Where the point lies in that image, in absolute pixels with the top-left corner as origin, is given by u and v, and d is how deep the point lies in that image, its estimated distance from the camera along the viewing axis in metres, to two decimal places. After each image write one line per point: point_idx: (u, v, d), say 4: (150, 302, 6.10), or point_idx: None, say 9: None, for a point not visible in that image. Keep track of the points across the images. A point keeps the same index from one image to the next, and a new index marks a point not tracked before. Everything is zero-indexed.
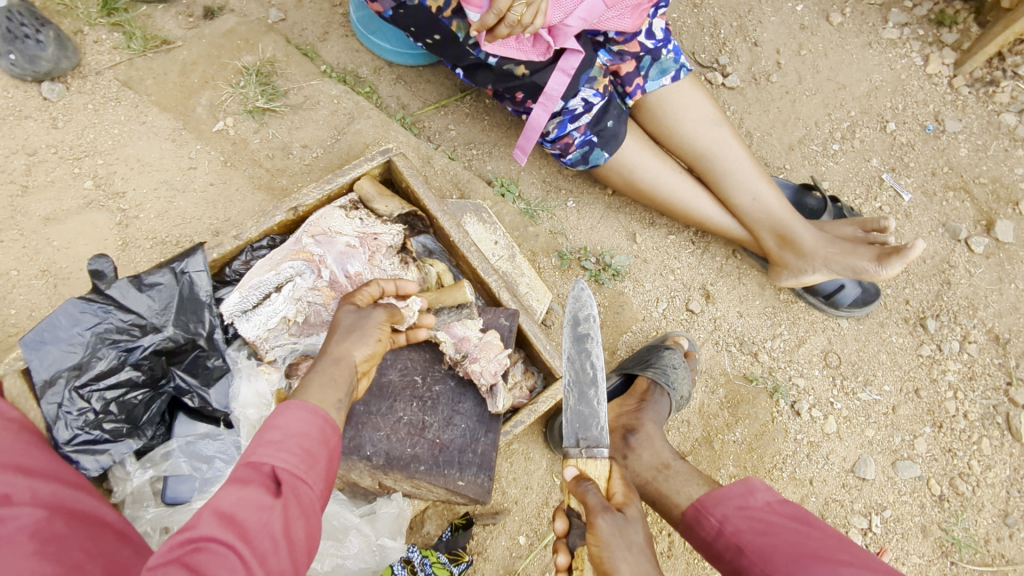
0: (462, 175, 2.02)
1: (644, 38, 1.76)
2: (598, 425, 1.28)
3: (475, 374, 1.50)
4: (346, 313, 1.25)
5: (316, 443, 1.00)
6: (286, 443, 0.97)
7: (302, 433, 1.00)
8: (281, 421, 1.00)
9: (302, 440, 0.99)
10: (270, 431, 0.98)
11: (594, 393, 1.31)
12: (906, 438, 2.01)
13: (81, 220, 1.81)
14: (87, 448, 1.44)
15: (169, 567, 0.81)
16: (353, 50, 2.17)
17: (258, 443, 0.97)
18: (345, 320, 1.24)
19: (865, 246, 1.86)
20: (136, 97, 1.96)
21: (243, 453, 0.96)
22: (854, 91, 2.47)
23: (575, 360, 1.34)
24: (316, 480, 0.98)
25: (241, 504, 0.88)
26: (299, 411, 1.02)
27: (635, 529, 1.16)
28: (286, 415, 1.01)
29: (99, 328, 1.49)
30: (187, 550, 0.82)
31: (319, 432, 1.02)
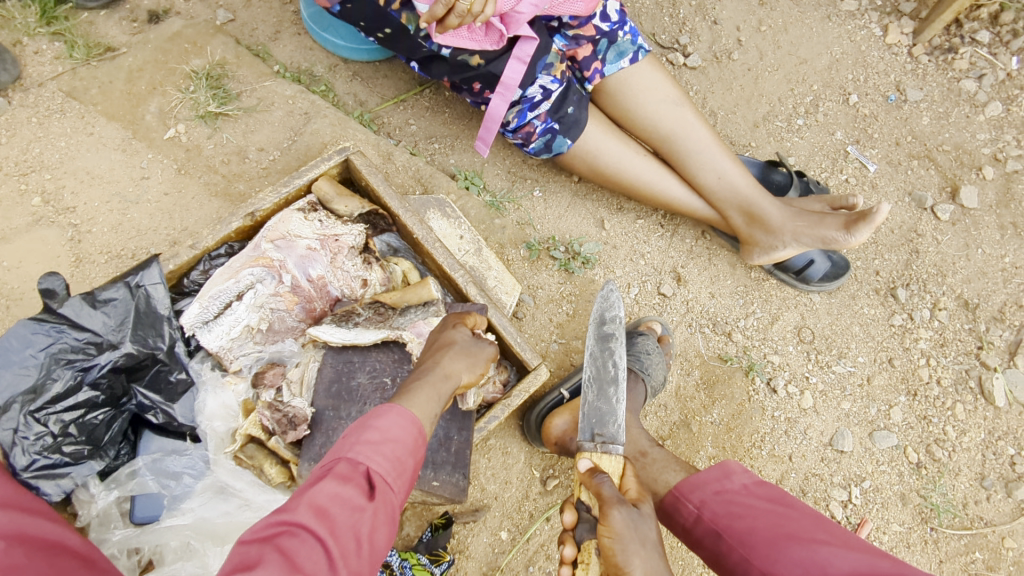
0: (425, 171, 1.99)
1: (599, 21, 1.73)
2: (615, 422, 1.34)
3: None
4: (467, 338, 1.33)
5: (408, 451, 1.01)
6: (383, 446, 0.98)
7: (398, 440, 1.00)
8: (383, 421, 1.01)
9: (398, 446, 0.99)
10: (371, 429, 0.99)
11: (614, 392, 1.37)
12: (882, 408, 2.02)
13: (32, 237, 1.76)
14: (47, 473, 1.40)
15: (262, 547, 0.83)
16: (306, 49, 2.12)
17: (358, 439, 0.98)
18: (461, 342, 1.31)
19: (831, 216, 1.86)
20: (82, 108, 1.89)
21: (342, 448, 0.97)
22: (816, 65, 2.46)
23: (598, 358, 1.41)
24: (403, 487, 0.99)
25: (334, 501, 0.89)
26: (399, 415, 1.03)
27: (648, 525, 1.15)
28: (389, 416, 1.02)
29: (53, 349, 1.44)
30: (279, 536, 0.84)
31: (413, 441, 1.02)
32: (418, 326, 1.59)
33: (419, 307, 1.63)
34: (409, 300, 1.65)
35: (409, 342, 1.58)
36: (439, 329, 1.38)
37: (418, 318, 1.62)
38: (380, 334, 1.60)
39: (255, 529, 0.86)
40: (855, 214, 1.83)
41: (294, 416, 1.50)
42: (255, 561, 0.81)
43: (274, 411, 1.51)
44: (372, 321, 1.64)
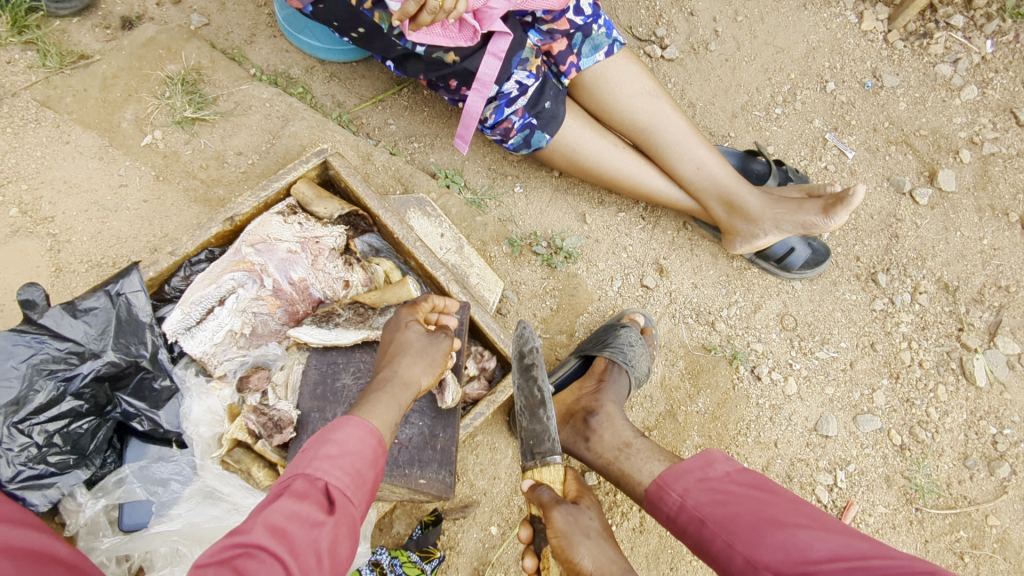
0: (404, 170, 2.00)
1: (573, 15, 1.74)
2: (550, 437, 1.40)
3: None
4: (420, 337, 1.35)
5: (366, 464, 1.04)
6: (340, 461, 1.01)
7: (356, 453, 1.03)
8: (340, 437, 1.04)
9: (355, 460, 1.03)
10: (328, 446, 1.02)
11: (543, 411, 1.43)
12: (865, 392, 2.05)
13: (10, 249, 1.75)
14: (33, 484, 1.40)
15: (220, 568, 0.85)
16: (282, 51, 2.11)
17: (315, 456, 1.01)
18: (416, 342, 1.33)
19: (810, 202, 1.88)
20: (57, 117, 1.88)
21: (299, 465, 1.00)
22: (792, 54, 2.48)
23: (523, 388, 1.49)
24: (363, 500, 1.02)
25: (293, 518, 0.91)
26: (356, 430, 1.07)
27: (590, 517, 1.25)
28: (345, 431, 1.05)
29: (34, 359, 1.43)
30: (238, 556, 0.86)
31: (371, 453, 1.06)
32: None
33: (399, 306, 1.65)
34: (388, 298, 1.65)
35: None
36: (393, 327, 1.39)
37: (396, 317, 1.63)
38: (359, 334, 1.61)
39: (213, 550, 0.87)
40: (832, 199, 1.85)
41: (280, 419, 1.51)
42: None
43: (259, 415, 1.51)
44: (351, 321, 1.64)
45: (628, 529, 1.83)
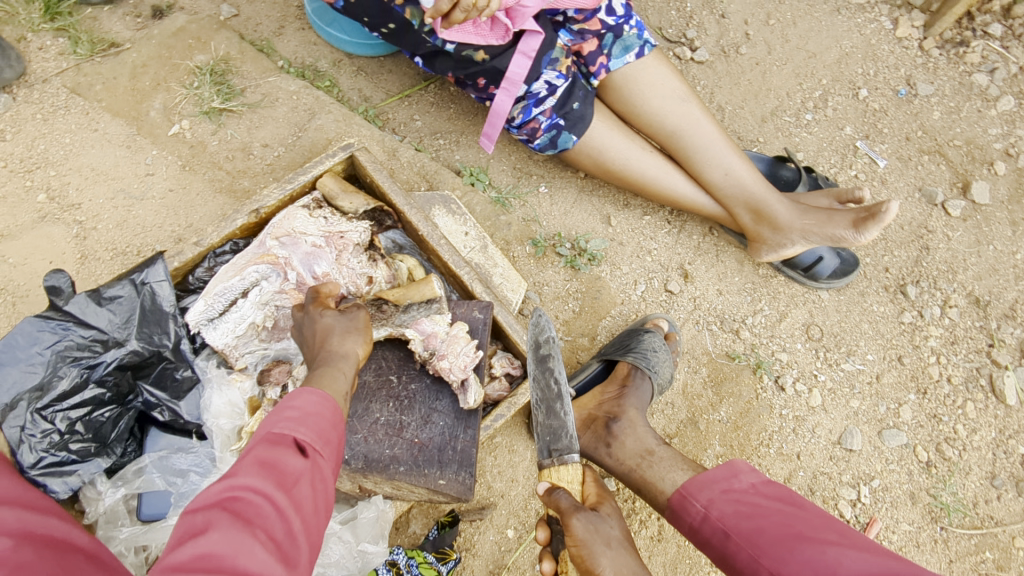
0: (430, 166, 1.98)
1: (604, 15, 1.71)
2: (568, 434, 1.36)
3: (445, 369, 1.49)
4: (331, 318, 1.27)
5: (332, 423, 1.00)
6: (306, 419, 0.96)
7: (320, 413, 0.99)
8: (298, 401, 0.99)
9: (320, 418, 0.99)
10: (289, 409, 0.97)
11: (561, 407, 1.38)
12: (891, 406, 2.01)
13: (37, 234, 1.76)
14: (54, 471, 1.40)
15: (208, 513, 0.81)
16: (310, 44, 2.11)
17: (279, 417, 0.96)
18: (334, 322, 1.26)
19: (840, 214, 1.82)
20: (86, 104, 1.89)
21: (262, 428, 0.95)
22: (825, 59, 2.43)
23: (540, 380, 1.42)
24: (334, 455, 0.98)
25: (274, 463, 0.88)
26: (312, 394, 1.01)
27: (611, 525, 1.23)
28: (302, 397, 1.00)
29: (59, 346, 1.44)
30: (223, 501, 0.82)
31: (333, 415, 1.01)
32: (421, 324, 1.54)
33: (422, 304, 1.58)
34: (414, 297, 1.58)
35: (412, 340, 1.52)
36: (306, 323, 1.30)
37: (419, 317, 1.56)
38: (382, 332, 1.53)
39: (196, 501, 0.83)
40: (863, 210, 1.78)
41: None
42: (203, 527, 0.79)
43: None
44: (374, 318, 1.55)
45: (646, 538, 1.80)
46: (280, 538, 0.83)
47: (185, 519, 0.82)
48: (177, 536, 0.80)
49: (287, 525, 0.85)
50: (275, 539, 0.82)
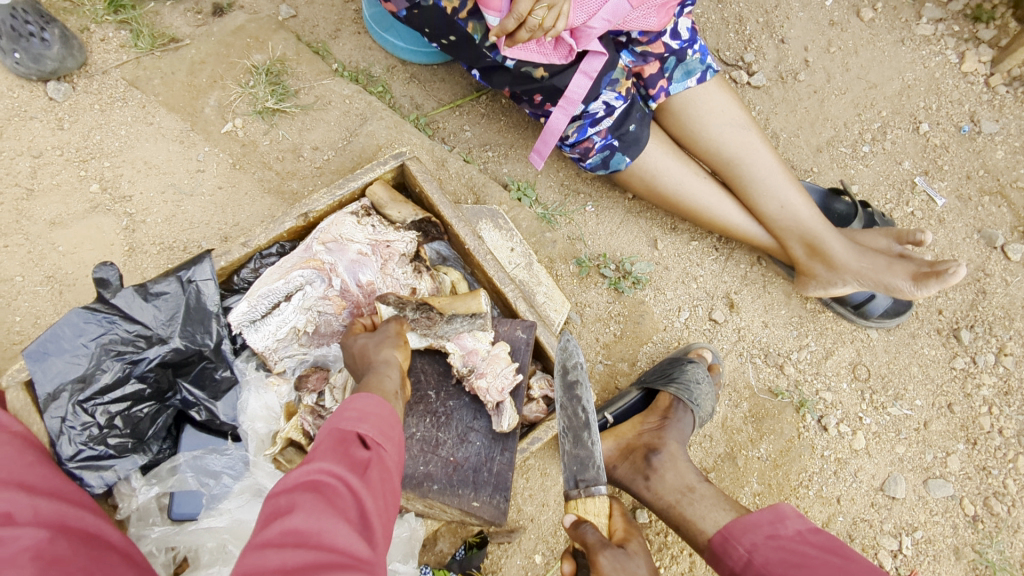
0: (478, 179, 1.96)
1: (669, 39, 1.68)
2: (595, 465, 1.33)
3: (481, 389, 1.45)
4: (364, 339, 1.33)
5: (395, 414, 1.00)
6: (368, 416, 0.96)
7: (384, 405, 1.00)
8: (359, 402, 0.99)
9: (385, 410, 0.99)
10: (349, 410, 0.96)
11: (588, 435, 1.34)
12: (938, 455, 1.94)
13: (88, 224, 1.77)
14: (90, 465, 1.40)
15: (291, 495, 0.80)
16: (365, 49, 2.10)
17: (342, 415, 0.95)
18: (367, 340, 1.32)
19: (899, 263, 1.78)
20: (144, 98, 1.90)
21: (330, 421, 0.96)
22: (886, 91, 2.37)
23: (567, 407, 1.37)
24: (400, 445, 0.97)
25: (345, 448, 0.88)
26: (370, 397, 1.01)
27: (637, 565, 1.19)
28: (366, 393, 1.01)
29: (103, 339, 1.44)
30: (303, 483, 0.82)
31: (396, 407, 1.02)
32: (463, 339, 1.49)
33: (466, 317, 1.50)
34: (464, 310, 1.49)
35: (452, 354, 1.48)
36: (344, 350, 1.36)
37: (461, 329, 1.49)
38: (422, 341, 1.48)
39: (275, 487, 0.83)
40: (926, 265, 1.75)
41: None
42: (288, 508, 0.78)
43: (316, 417, 1.51)
44: (420, 325, 1.46)
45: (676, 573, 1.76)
46: (357, 518, 0.81)
47: (267, 505, 0.81)
48: (262, 520, 0.79)
49: (363, 506, 0.83)
50: (353, 518, 0.81)
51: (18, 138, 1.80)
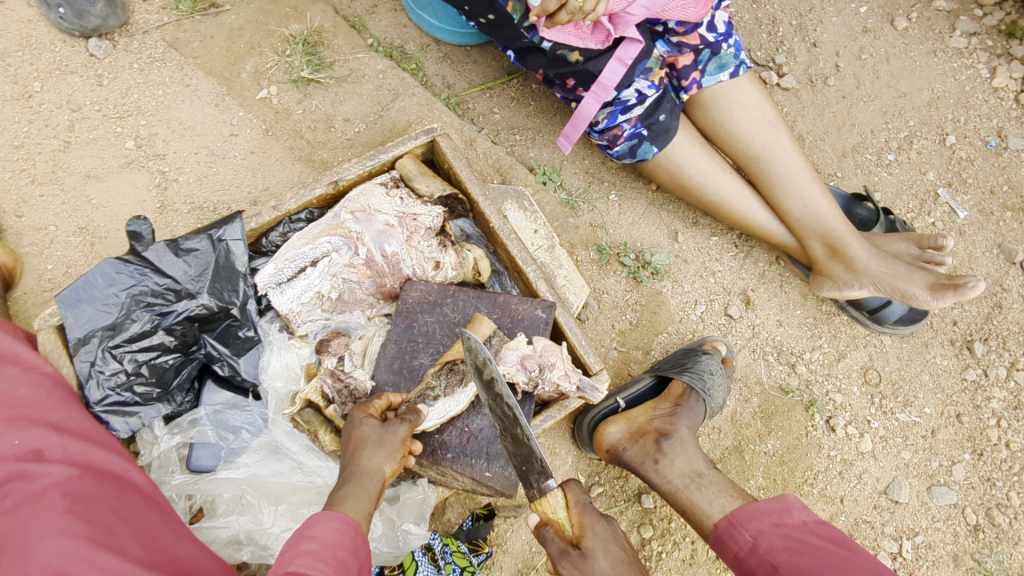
0: (505, 160, 1.98)
1: (705, 31, 1.69)
2: (539, 458, 1.24)
3: (562, 379, 1.50)
4: (372, 424, 1.26)
5: (348, 553, 1.00)
6: (322, 554, 0.97)
7: (336, 544, 1.00)
8: (317, 530, 1.01)
9: (337, 551, 0.99)
10: (306, 541, 0.98)
11: (521, 431, 1.26)
12: (944, 463, 1.95)
13: (121, 179, 1.80)
14: (117, 410, 1.45)
15: None
16: (400, 26, 2.11)
17: (295, 552, 0.96)
18: (372, 432, 1.24)
19: (918, 272, 1.82)
20: (181, 59, 1.92)
21: (280, 563, 0.96)
22: (914, 101, 2.38)
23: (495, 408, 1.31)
24: None
25: None
26: (332, 520, 1.03)
27: (598, 560, 1.18)
28: (321, 525, 1.02)
29: (134, 290, 1.48)
30: None
31: (351, 542, 1.02)
32: (505, 356, 1.48)
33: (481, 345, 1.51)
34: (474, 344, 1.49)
35: (509, 374, 1.47)
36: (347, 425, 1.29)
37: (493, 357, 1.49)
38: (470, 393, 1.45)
39: None
40: (943, 277, 1.80)
41: (354, 389, 1.51)
42: None
43: (336, 380, 1.51)
44: (451, 385, 1.45)
45: (677, 560, 1.78)
46: None
47: None
48: None
49: None
50: None
51: (58, 92, 1.84)
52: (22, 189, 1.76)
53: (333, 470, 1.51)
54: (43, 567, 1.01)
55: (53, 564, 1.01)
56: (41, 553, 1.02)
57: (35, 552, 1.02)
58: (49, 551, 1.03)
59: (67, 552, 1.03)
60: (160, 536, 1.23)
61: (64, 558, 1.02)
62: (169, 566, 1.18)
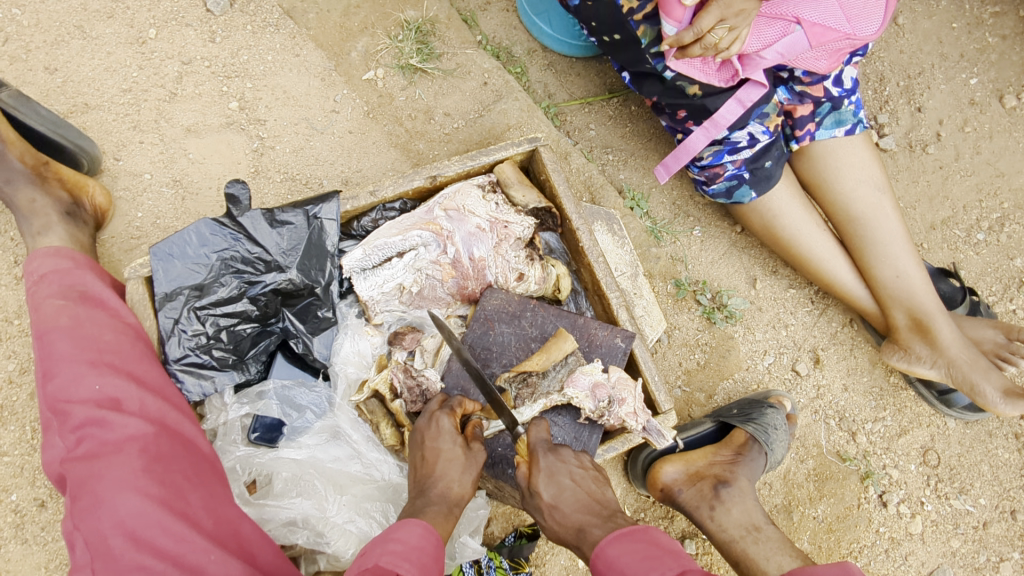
0: (596, 179, 1.96)
1: (831, 85, 1.67)
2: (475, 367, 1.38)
3: (631, 415, 1.47)
4: (461, 445, 1.26)
5: (431, 558, 1.03)
6: (409, 555, 1.00)
7: (420, 548, 1.03)
8: (402, 534, 1.04)
9: (421, 554, 1.02)
10: (393, 543, 1.02)
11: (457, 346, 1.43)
12: (992, 558, 1.92)
13: (219, 138, 1.82)
14: (193, 370, 1.46)
15: None
16: (511, 27, 2.08)
17: (383, 551, 1.00)
18: (452, 451, 1.25)
19: (995, 372, 1.78)
20: (295, 28, 1.92)
21: (368, 559, 0.99)
22: (1012, 182, 2.32)
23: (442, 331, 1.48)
24: None
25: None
26: (415, 527, 1.07)
27: (547, 490, 1.15)
28: (405, 531, 1.05)
29: (226, 254, 1.48)
30: None
31: (433, 548, 1.05)
32: (578, 380, 1.46)
33: (559, 363, 1.50)
34: (553, 358, 1.49)
35: (577, 399, 1.45)
36: (431, 432, 1.28)
37: (567, 377, 1.47)
38: (536, 407, 1.46)
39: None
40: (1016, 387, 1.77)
41: (426, 389, 1.49)
42: None
43: (408, 376, 1.50)
44: (523, 396, 1.47)
45: None
46: None
47: None
48: None
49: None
50: None
51: (171, 42, 1.84)
52: (123, 133, 1.78)
53: (392, 465, 1.51)
54: (118, 524, 1.07)
55: (127, 523, 1.07)
56: (117, 509, 1.09)
57: (111, 508, 1.09)
58: (125, 509, 1.08)
59: (141, 514, 1.09)
60: (226, 507, 1.24)
61: (138, 520, 1.08)
62: (233, 541, 1.19)
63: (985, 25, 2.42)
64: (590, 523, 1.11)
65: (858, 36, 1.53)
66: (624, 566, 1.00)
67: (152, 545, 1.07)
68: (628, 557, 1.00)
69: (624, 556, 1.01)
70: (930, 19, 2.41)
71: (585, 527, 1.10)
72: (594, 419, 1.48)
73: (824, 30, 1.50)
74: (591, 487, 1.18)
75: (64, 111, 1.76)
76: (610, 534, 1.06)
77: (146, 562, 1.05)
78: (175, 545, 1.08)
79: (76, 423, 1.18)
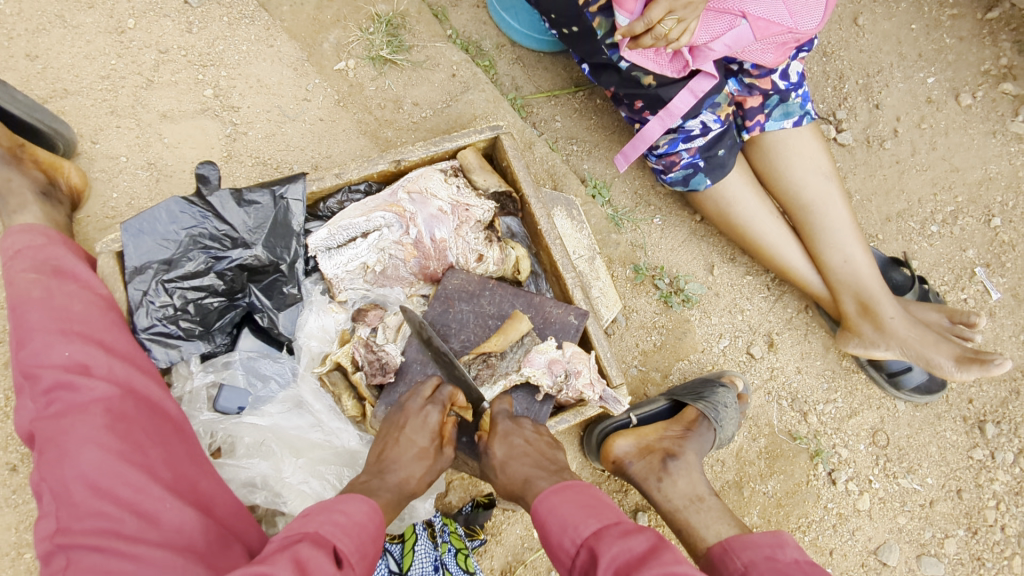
0: (559, 168, 2.03)
1: (778, 78, 1.74)
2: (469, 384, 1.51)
3: (587, 387, 1.54)
4: (428, 437, 1.32)
5: (370, 538, 1.06)
6: (350, 528, 1.04)
7: (362, 524, 1.07)
8: (348, 507, 1.08)
9: (361, 531, 1.05)
10: (338, 514, 1.05)
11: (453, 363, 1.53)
12: (937, 535, 2.00)
13: (194, 124, 1.89)
14: (160, 340, 1.52)
15: None
16: (480, 23, 2.16)
17: (325, 518, 1.03)
18: (418, 439, 1.31)
19: (946, 343, 1.83)
20: (269, 21, 1.99)
21: (310, 525, 1.02)
22: (966, 177, 2.40)
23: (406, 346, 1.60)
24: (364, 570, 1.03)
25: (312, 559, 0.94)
26: (362, 504, 1.11)
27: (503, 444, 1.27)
28: (351, 506, 1.09)
29: (195, 230, 1.55)
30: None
31: (374, 529, 1.08)
32: (534, 359, 1.53)
33: (515, 343, 1.58)
34: (511, 339, 1.56)
35: (534, 377, 1.52)
36: (416, 423, 1.33)
37: (523, 356, 1.56)
38: (496, 389, 1.55)
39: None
40: (970, 351, 1.82)
41: (386, 363, 1.55)
42: None
43: (369, 350, 1.56)
44: (481, 378, 1.56)
45: None
46: None
47: None
48: None
49: None
50: None
51: (149, 31, 1.91)
52: (101, 117, 1.85)
53: (352, 434, 1.58)
54: (79, 476, 1.13)
55: (88, 475, 1.13)
56: (80, 463, 1.15)
57: (74, 461, 1.15)
58: (86, 463, 1.15)
59: (102, 466, 1.15)
60: (186, 465, 1.30)
61: (99, 472, 1.14)
62: (190, 494, 1.26)
63: (943, 27, 2.49)
64: (537, 475, 1.17)
65: (800, 30, 1.61)
66: (565, 512, 1.05)
67: (111, 494, 1.13)
68: (568, 505, 1.06)
69: (566, 504, 1.06)
70: (889, 20, 2.49)
71: (532, 478, 1.16)
72: (552, 394, 1.55)
73: (768, 24, 1.58)
74: (543, 447, 1.26)
75: (43, 96, 1.83)
76: (551, 486, 1.12)
77: (105, 508, 1.11)
78: (132, 495, 1.14)
79: (46, 386, 1.24)
